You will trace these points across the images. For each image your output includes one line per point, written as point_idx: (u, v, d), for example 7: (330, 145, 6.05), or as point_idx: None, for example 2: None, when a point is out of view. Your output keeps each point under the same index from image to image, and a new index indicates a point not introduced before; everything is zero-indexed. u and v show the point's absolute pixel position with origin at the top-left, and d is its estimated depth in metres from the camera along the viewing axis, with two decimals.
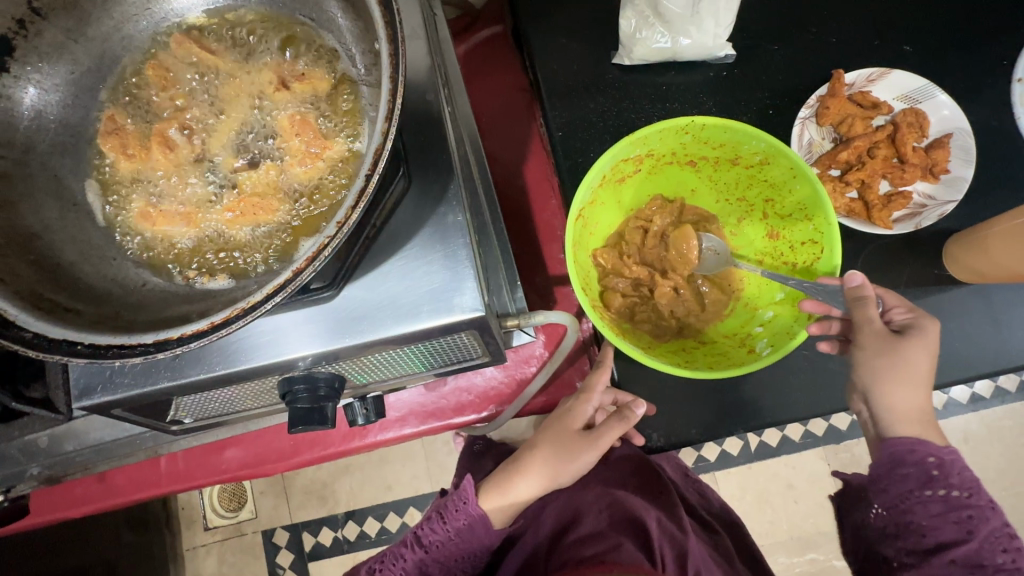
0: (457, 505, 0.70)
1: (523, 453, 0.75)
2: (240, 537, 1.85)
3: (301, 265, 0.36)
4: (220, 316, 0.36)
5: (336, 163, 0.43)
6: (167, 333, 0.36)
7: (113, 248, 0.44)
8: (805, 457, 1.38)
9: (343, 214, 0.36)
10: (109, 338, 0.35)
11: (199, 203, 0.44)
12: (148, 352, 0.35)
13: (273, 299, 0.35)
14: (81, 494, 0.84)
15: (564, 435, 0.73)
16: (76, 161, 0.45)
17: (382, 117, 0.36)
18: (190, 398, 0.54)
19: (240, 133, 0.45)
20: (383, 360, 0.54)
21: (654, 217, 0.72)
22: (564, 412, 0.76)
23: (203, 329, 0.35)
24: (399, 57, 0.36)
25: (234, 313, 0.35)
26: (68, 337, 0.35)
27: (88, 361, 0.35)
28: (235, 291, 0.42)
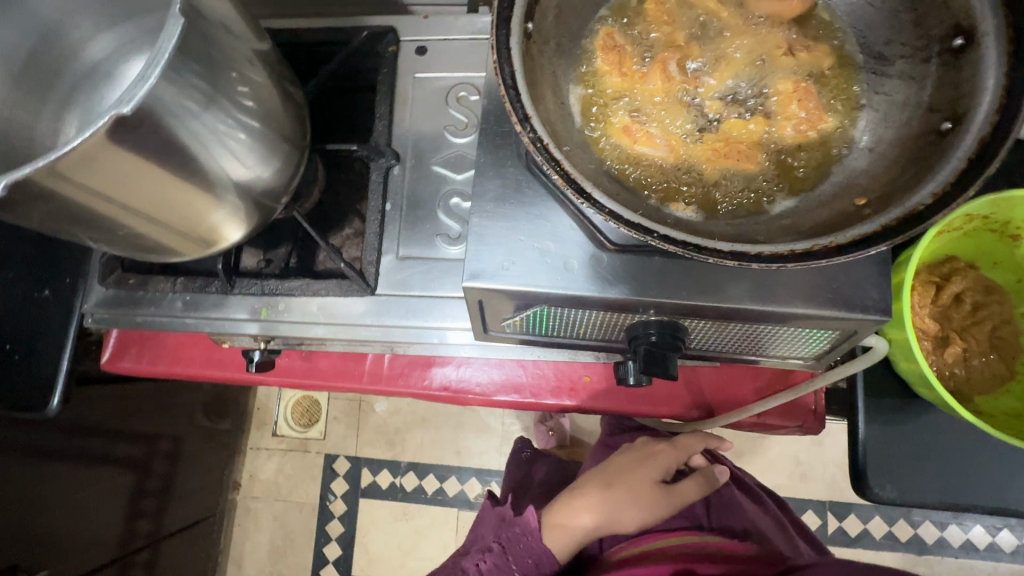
0: (520, 539, 0.80)
1: (594, 492, 0.85)
2: (303, 453, 1.89)
3: (893, 220, 0.36)
4: (804, 246, 0.36)
5: (826, 136, 0.45)
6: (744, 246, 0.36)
7: (593, 151, 0.46)
8: None
9: (937, 184, 0.36)
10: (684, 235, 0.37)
11: (680, 134, 0.46)
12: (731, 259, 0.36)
13: (881, 246, 0.35)
14: (287, 366, 0.89)
15: (640, 483, 0.85)
16: (572, 64, 0.48)
17: (988, 101, 0.36)
18: (557, 309, 0.56)
19: (733, 82, 0.47)
20: (726, 330, 0.56)
21: (952, 277, 0.72)
22: (643, 461, 0.88)
23: (784, 255, 0.36)
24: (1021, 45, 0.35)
25: (837, 252, 0.35)
26: (640, 222, 0.37)
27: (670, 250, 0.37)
28: (727, 225, 0.43)
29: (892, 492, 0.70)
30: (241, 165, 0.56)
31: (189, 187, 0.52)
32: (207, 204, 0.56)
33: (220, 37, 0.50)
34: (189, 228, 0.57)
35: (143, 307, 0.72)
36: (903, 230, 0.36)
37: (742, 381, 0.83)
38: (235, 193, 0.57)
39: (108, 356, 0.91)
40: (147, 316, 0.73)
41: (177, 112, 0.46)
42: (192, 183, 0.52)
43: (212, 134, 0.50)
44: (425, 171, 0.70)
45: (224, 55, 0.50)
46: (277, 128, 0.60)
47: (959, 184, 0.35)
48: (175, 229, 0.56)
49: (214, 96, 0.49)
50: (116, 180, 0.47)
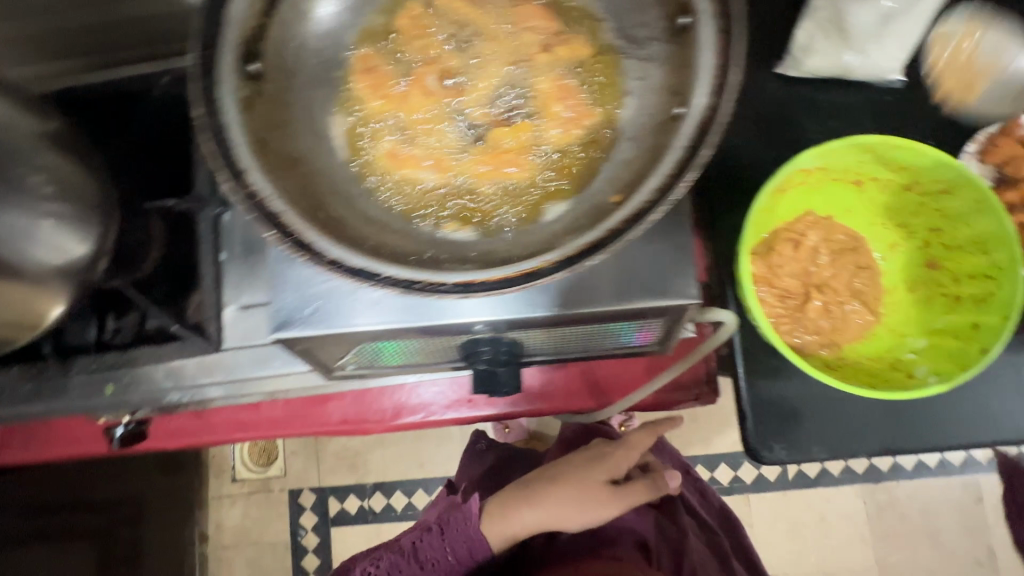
0: (459, 524, 0.80)
1: (539, 487, 0.82)
2: (267, 493, 1.85)
3: (618, 223, 0.36)
4: (530, 265, 0.37)
5: (593, 131, 0.43)
6: (474, 274, 0.37)
7: (357, 185, 0.44)
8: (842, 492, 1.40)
9: (654, 182, 0.36)
10: (414, 271, 0.36)
11: (447, 152, 0.44)
12: (460, 292, 0.36)
13: (596, 256, 0.36)
14: (178, 428, 0.86)
15: (587, 483, 0.81)
16: (329, 95, 0.45)
17: (705, 86, 0.35)
18: (374, 345, 0.54)
19: (496, 88, 0.44)
20: (558, 335, 0.55)
21: (807, 232, 0.72)
22: (596, 461, 0.83)
23: (513, 276, 0.37)
24: (727, 34, 0.35)
25: (556, 267, 0.35)
26: (369, 266, 0.36)
27: (400, 292, 0.36)
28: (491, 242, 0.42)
29: (779, 453, 0.71)
30: (64, 251, 0.53)
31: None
32: (18, 292, 0.51)
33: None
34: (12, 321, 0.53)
35: None
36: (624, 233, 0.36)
37: (634, 364, 0.82)
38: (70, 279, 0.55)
39: None
40: None
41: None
42: None
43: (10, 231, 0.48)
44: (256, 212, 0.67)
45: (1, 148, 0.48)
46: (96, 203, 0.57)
47: (674, 176, 0.35)
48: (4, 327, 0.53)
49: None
50: None
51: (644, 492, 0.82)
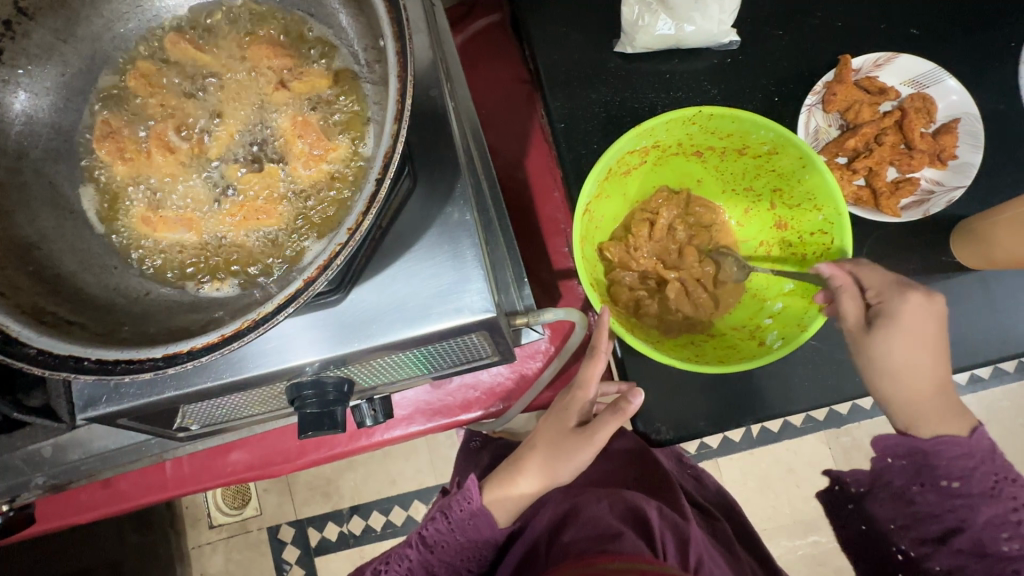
0: (460, 504, 0.71)
1: (522, 455, 0.75)
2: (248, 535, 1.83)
3: (311, 274, 0.34)
4: (231, 328, 0.34)
5: (339, 165, 0.42)
6: (177, 346, 0.34)
7: (113, 257, 0.42)
8: (805, 442, 1.38)
9: (354, 220, 0.34)
10: (116, 353, 0.34)
11: (198, 207, 0.43)
12: (159, 367, 0.34)
13: (285, 310, 0.33)
14: (86, 500, 0.83)
15: (557, 433, 0.72)
16: (71, 168, 0.43)
17: (391, 118, 0.34)
18: (197, 405, 0.53)
19: (241, 134, 0.43)
20: (388, 363, 0.53)
21: (660, 209, 0.70)
22: (559, 411, 0.74)
23: (214, 342, 0.34)
24: (408, 56, 0.35)
25: (248, 329, 0.33)
26: (73, 352, 0.34)
27: (96, 377, 0.34)
28: (239, 298, 0.40)
29: (667, 434, 0.71)
30: None
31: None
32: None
33: None
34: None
35: None
36: (317, 279, 0.34)
37: (527, 368, 0.81)
38: None
39: None
40: None
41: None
42: None
43: None
44: None
45: None
46: None
47: (368, 210, 0.34)
48: None
49: None
50: None
51: (614, 423, 0.67)
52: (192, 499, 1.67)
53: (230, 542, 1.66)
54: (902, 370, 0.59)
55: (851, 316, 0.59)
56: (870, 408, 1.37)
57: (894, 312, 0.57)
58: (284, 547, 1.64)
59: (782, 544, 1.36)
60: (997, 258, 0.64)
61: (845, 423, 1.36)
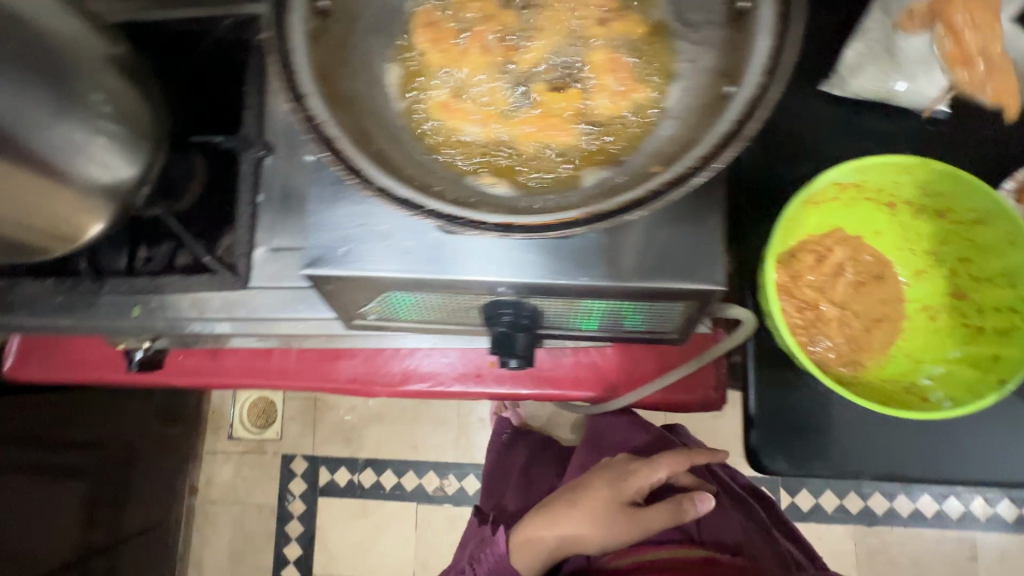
0: (492, 557, 0.85)
1: (562, 512, 0.84)
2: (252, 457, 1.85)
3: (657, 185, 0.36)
4: (566, 216, 0.36)
5: (640, 106, 0.44)
6: (509, 219, 0.36)
7: (407, 130, 0.45)
8: (832, 530, 1.36)
9: (705, 150, 0.36)
10: (456, 209, 0.37)
11: (497, 107, 0.45)
12: (493, 232, 0.35)
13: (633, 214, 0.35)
14: (193, 365, 0.87)
15: (607, 502, 0.83)
16: (385, 44, 0.47)
17: (759, 68, 0.36)
18: (399, 294, 0.55)
19: (552, 54, 0.46)
20: (581, 309, 0.56)
21: (832, 248, 0.72)
22: (615, 480, 0.86)
23: (551, 224, 0.36)
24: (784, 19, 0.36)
25: (592, 219, 0.36)
26: (412, 199, 0.36)
27: (440, 226, 0.36)
28: (527, 198, 0.42)
29: (781, 464, 0.72)
30: (103, 168, 0.57)
31: (45, 182, 0.53)
32: (70, 202, 0.57)
33: (54, 43, 0.51)
34: (50, 228, 0.58)
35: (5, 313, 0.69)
36: (654, 197, 0.36)
37: (637, 362, 0.82)
38: (100, 193, 0.58)
39: (12, 364, 0.89)
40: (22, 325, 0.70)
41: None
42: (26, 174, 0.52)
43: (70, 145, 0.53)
44: (298, 160, 0.68)
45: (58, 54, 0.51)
46: (135, 129, 0.60)
47: (721, 146, 0.35)
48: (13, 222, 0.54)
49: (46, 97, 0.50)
50: None
51: (666, 514, 0.82)
52: (220, 405, 1.70)
53: (242, 457, 1.68)
54: None
55: None
56: (907, 516, 1.34)
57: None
58: (292, 477, 1.66)
59: None
60: None
61: (877, 523, 1.33)
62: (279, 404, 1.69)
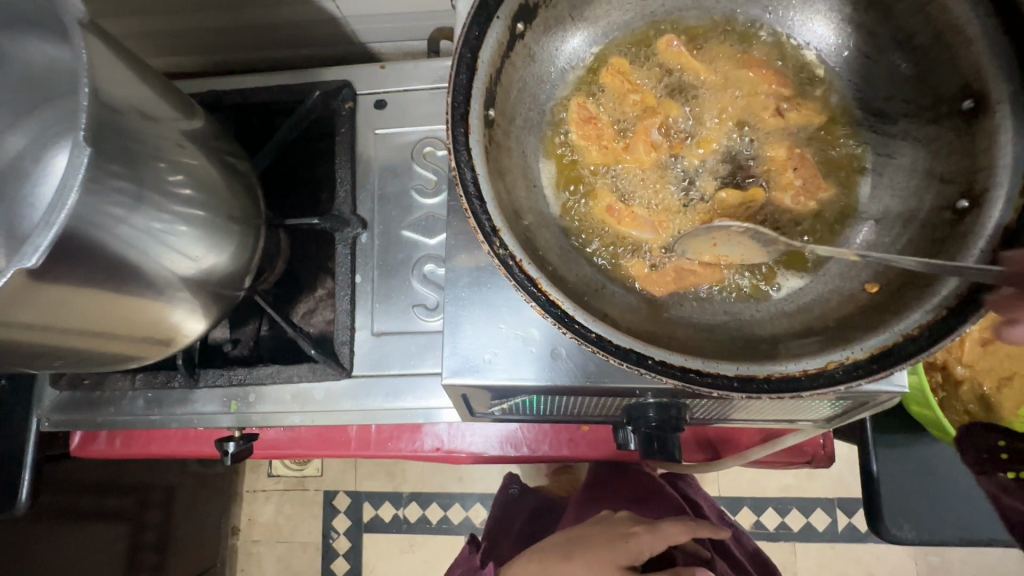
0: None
1: (552, 566, 0.67)
2: (300, 493, 1.64)
3: (915, 328, 0.32)
4: (813, 364, 0.32)
5: (828, 206, 0.41)
6: (748, 367, 0.33)
7: (573, 241, 0.41)
8: (894, 552, 1.33)
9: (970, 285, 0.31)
10: (685, 360, 0.33)
11: (668, 210, 0.42)
12: (735, 388, 0.32)
13: (898, 366, 0.31)
14: (267, 438, 0.84)
15: (600, 562, 0.66)
16: (539, 142, 0.43)
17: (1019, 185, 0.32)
18: (557, 398, 0.51)
19: (724, 150, 0.42)
20: (732, 404, 0.52)
21: None
22: (613, 542, 0.68)
23: (798, 376, 0.32)
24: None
25: (859, 377, 0.31)
26: (635, 347, 0.33)
27: (672, 382, 0.32)
28: (727, 315, 0.39)
29: (909, 532, 0.69)
30: (185, 258, 0.50)
31: (123, 290, 0.45)
32: (154, 304, 0.49)
33: (144, 132, 0.44)
34: (123, 332, 0.49)
35: (102, 409, 0.67)
36: (928, 344, 0.31)
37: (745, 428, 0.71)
38: (185, 287, 0.52)
39: (78, 444, 0.83)
40: (110, 418, 0.67)
41: (96, 221, 0.41)
42: (136, 292, 0.46)
43: (148, 236, 0.45)
44: (395, 236, 0.65)
45: (141, 141, 0.44)
46: (221, 209, 0.54)
47: (990, 281, 0.31)
48: (92, 335, 0.46)
49: (130, 191, 0.43)
50: (57, 314, 0.42)
51: None
52: None
53: (284, 495, 1.64)
54: None
55: None
56: None
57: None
58: (335, 514, 1.62)
59: None
60: None
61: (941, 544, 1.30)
62: None
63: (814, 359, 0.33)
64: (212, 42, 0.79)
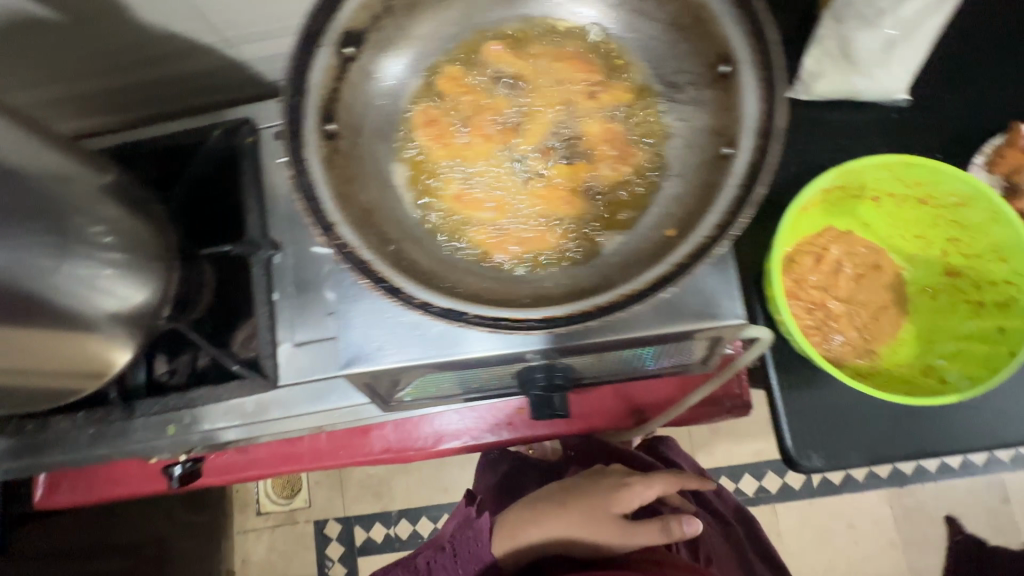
0: (469, 545, 0.77)
1: (548, 514, 0.78)
2: (292, 526, 1.65)
3: (682, 258, 0.38)
4: (604, 300, 0.38)
5: (641, 170, 0.47)
6: (553, 310, 0.38)
7: (424, 229, 0.47)
8: (868, 499, 1.38)
9: (721, 216, 0.38)
10: (499, 312, 0.38)
11: (506, 191, 0.47)
12: (542, 327, 0.38)
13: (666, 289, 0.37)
14: (226, 463, 0.89)
15: (596, 512, 0.76)
16: (391, 148, 0.49)
17: (759, 130, 0.38)
18: (434, 375, 0.57)
19: (551, 133, 0.48)
20: (612, 358, 0.57)
21: (828, 246, 0.75)
22: (609, 492, 0.77)
23: (592, 311, 0.38)
24: (771, 84, 0.38)
25: (637, 299, 0.37)
26: (458, 306, 0.39)
27: (487, 331, 0.38)
28: (556, 274, 0.45)
29: (818, 461, 0.73)
30: (112, 296, 0.55)
31: (48, 329, 0.50)
32: (83, 339, 0.54)
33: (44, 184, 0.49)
34: (54, 367, 0.53)
35: (50, 452, 0.70)
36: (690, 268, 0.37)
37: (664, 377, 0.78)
38: (114, 323, 0.57)
39: (43, 494, 0.87)
40: (56, 459, 0.70)
41: (24, 270, 0.46)
42: (64, 328, 0.51)
43: (78, 280, 0.50)
44: (306, 254, 0.70)
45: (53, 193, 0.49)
46: (142, 246, 0.59)
47: (734, 211, 0.38)
48: (22, 372, 0.51)
49: (55, 241, 0.48)
50: None
51: (656, 535, 0.73)
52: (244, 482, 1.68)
53: (275, 532, 1.66)
54: None
55: None
56: (936, 471, 1.36)
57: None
58: (328, 542, 1.63)
59: None
60: None
61: (911, 485, 1.35)
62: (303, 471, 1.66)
63: (607, 296, 0.39)
64: (129, 100, 0.85)
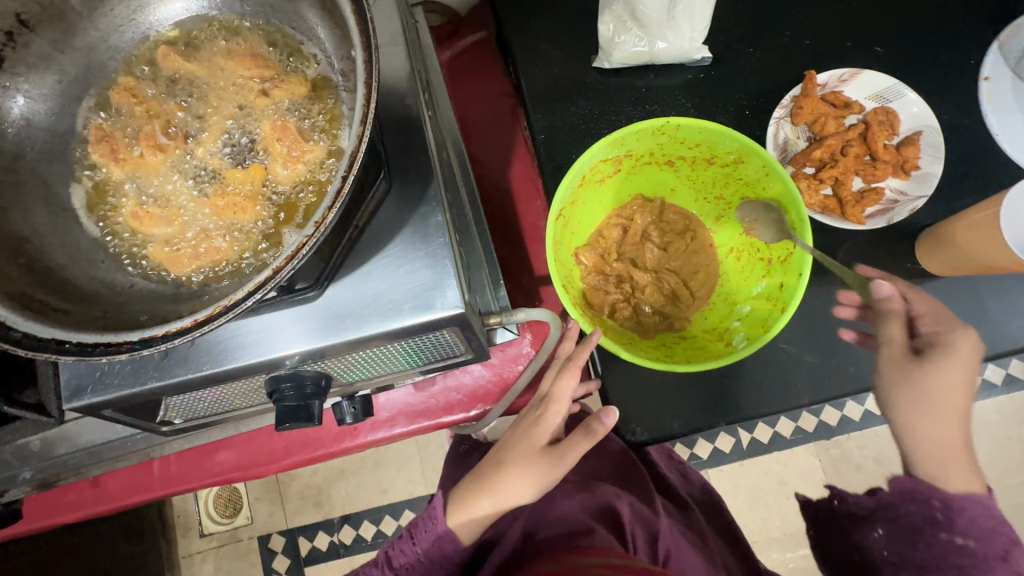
0: (427, 528, 0.67)
1: (485, 478, 0.66)
2: (235, 544, 1.48)
3: (279, 264, 0.37)
4: (203, 313, 0.36)
5: (315, 165, 0.44)
6: (152, 330, 0.36)
7: (101, 252, 0.45)
8: (797, 454, 1.37)
9: (321, 214, 0.37)
10: (100, 336, 0.36)
11: (183, 203, 0.45)
12: (135, 349, 0.36)
13: (254, 295, 0.36)
14: (74, 500, 0.85)
15: (523, 453, 0.66)
16: (65, 169, 0.46)
17: (358, 122, 0.38)
18: (178, 398, 0.55)
19: (226, 138, 0.46)
20: (367, 358, 0.55)
21: (635, 216, 0.74)
22: (528, 430, 0.68)
23: (186, 326, 0.36)
24: (373, 64, 0.38)
25: (219, 312, 0.35)
26: (57, 335, 0.36)
27: (76, 359, 0.36)
28: (222, 286, 0.44)
29: (641, 435, 0.71)
30: None
31: None
32: None
33: None
34: None
35: None
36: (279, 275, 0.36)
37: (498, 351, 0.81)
38: None
39: None
40: None
41: None
42: None
43: None
44: None
45: None
46: None
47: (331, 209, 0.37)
48: None
49: None
50: None
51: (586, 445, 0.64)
52: (184, 505, 1.51)
53: (222, 551, 1.48)
54: (945, 413, 0.61)
55: (897, 342, 0.61)
56: (858, 419, 1.35)
57: (951, 341, 0.60)
58: (274, 555, 1.47)
59: (773, 556, 1.33)
60: (957, 262, 0.66)
61: (836, 435, 1.34)
62: (241, 486, 1.50)
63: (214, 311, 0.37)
64: None
